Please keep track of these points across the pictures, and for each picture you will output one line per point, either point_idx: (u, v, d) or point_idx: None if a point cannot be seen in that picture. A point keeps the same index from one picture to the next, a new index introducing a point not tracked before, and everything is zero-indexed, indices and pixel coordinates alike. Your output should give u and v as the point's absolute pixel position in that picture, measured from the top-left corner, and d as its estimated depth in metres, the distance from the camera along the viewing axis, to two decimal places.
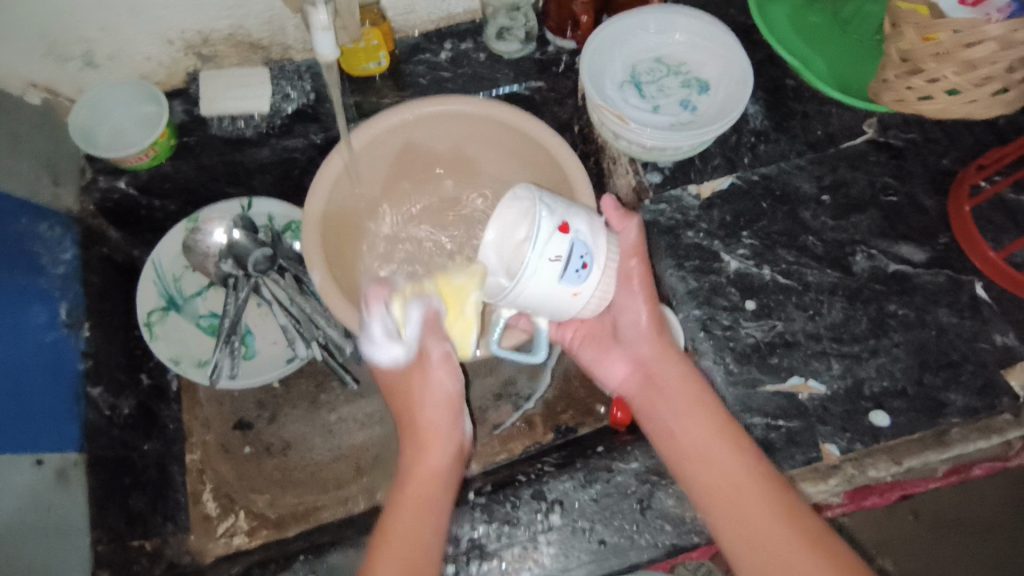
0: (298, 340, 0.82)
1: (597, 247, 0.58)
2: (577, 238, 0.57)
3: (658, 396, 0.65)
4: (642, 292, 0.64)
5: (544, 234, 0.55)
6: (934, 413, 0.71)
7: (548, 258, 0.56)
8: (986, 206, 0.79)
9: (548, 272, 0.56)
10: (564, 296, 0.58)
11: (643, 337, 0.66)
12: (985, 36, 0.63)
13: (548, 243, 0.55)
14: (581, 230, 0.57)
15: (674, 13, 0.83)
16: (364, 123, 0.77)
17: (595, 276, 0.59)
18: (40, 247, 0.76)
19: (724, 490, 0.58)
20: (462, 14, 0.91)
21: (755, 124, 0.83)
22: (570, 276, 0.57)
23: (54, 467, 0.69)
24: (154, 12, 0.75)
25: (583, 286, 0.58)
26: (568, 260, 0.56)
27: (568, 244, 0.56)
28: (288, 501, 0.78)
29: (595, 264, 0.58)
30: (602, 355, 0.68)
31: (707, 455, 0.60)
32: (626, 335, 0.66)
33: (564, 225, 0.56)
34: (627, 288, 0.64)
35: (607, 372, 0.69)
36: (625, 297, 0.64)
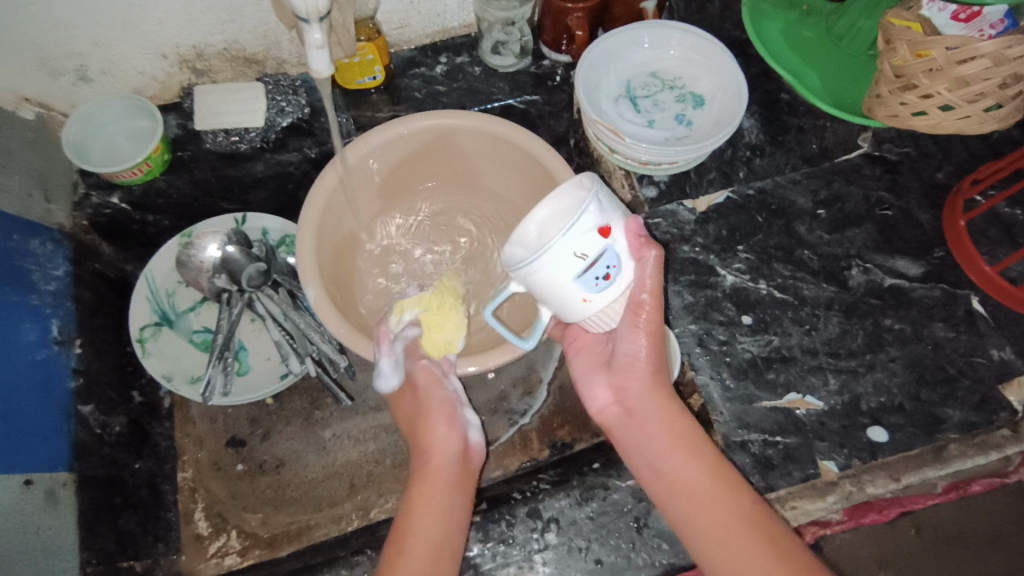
0: (292, 356, 0.81)
1: (627, 262, 0.56)
2: (612, 247, 0.54)
3: (636, 427, 0.63)
4: (646, 329, 0.59)
5: (583, 225, 0.53)
6: (932, 428, 0.70)
7: (575, 251, 0.53)
8: (981, 220, 0.79)
9: (568, 264, 0.54)
10: (574, 296, 0.56)
11: (636, 370, 0.62)
12: (977, 53, 0.64)
13: (581, 239, 0.53)
14: (618, 238, 0.55)
15: (669, 29, 0.83)
16: (360, 137, 0.77)
17: (612, 290, 0.56)
18: (31, 263, 0.75)
19: (699, 517, 0.57)
20: (457, 28, 0.91)
21: (750, 138, 0.84)
22: (589, 280, 0.55)
23: (43, 488, 0.67)
24: (148, 27, 0.75)
25: (595, 295, 0.56)
26: (592, 263, 0.54)
27: (602, 248, 0.54)
28: (281, 520, 0.77)
29: (617, 279, 0.56)
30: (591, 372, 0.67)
31: (682, 482, 0.59)
32: (617, 363, 0.63)
33: (606, 229, 0.54)
34: (632, 324, 0.59)
35: (592, 393, 0.67)
36: (627, 330, 0.60)
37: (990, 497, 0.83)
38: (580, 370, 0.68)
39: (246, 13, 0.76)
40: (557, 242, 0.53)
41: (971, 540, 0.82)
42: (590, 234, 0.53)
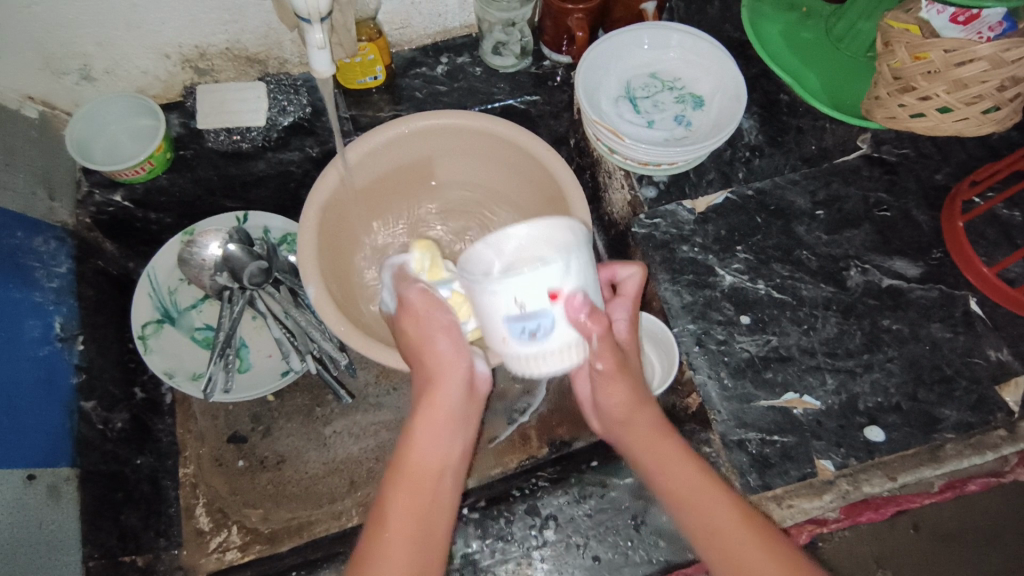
0: (293, 353, 0.82)
1: (560, 335, 0.53)
2: (549, 312, 0.52)
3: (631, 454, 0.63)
4: (620, 382, 0.61)
5: (532, 274, 0.51)
6: (929, 428, 0.71)
7: (515, 296, 0.51)
8: (978, 221, 0.79)
9: (502, 304, 0.52)
10: (497, 335, 0.54)
11: (616, 413, 0.63)
12: (974, 56, 0.65)
13: (526, 287, 0.51)
14: (562, 307, 0.52)
15: (668, 30, 0.84)
16: (361, 136, 0.77)
17: (534, 350, 0.54)
18: (35, 260, 0.75)
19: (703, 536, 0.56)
20: (458, 28, 0.91)
21: (749, 139, 0.84)
22: (514, 330, 0.53)
23: (46, 483, 0.67)
24: (151, 26, 0.76)
25: (516, 343, 0.54)
26: (526, 315, 0.52)
27: (541, 307, 0.52)
28: (281, 516, 0.78)
29: (542, 342, 0.53)
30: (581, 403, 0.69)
31: (680, 501, 0.58)
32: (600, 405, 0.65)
33: (553, 292, 0.52)
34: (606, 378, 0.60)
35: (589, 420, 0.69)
36: (602, 383, 0.61)
37: (990, 497, 0.83)
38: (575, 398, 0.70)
39: (249, 13, 0.77)
40: (497, 278, 0.51)
41: (970, 539, 0.83)
42: (537, 287, 0.51)
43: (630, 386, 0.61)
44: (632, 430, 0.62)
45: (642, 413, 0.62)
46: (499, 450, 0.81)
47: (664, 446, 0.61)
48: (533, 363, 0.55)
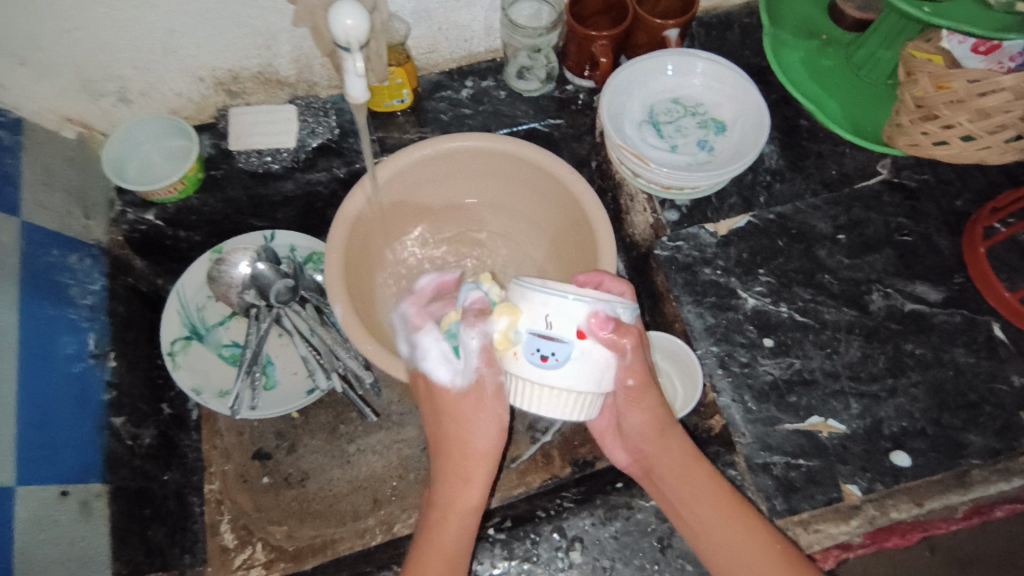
0: (319, 371, 0.82)
1: (565, 369, 0.54)
2: (571, 346, 0.54)
3: (660, 480, 0.64)
4: (641, 403, 0.61)
5: (573, 304, 0.53)
6: (954, 454, 0.71)
7: (548, 314, 0.54)
8: (1000, 247, 0.80)
9: (533, 314, 0.54)
10: (511, 347, 0.56)
11: (645, 439, 0.64)
12: (1000, 86, 0.65)
13: (560, 313, 0.53)
14: (585, 348, 0.54)
15: (691, 57, 0.85)
16: (389, 159, 0.79)
17: (535, 372, 0.55)
18: (70, 278, 0.76)
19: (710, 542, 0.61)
20: (483, 53, 0.93)
21: (770, 164, 0.85)
22: (528, 348, 0.55)
23: (78, 499, 0.69)
24: (187, 51, 0.78)
25: (522, 358, 0.55)
26: (548, 336, 0.54)
27: (566, 337, 0.54)
28: (305, 534, 0.78)
29: (551, 373, 0.55)
30: (604, 437, 0.69)
31: (693, 514, 0.62)
32: (627, 433, 0.65)
33: (582, 331, 0.54)
34: (625, 399, 0.61)
35: (612, 454, 0.69)
36: (622, 403, 0.62)
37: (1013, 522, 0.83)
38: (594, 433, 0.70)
39: (282, 38, 0.79)
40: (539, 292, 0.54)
41: (995, 566, 0.82)
42: (570, 318, 0.53)
43: (649, 411, 0.62)
44: (662, 455, 0.64)
45: (674, 442, 0.64)
46: (521, 470, 0.81)
47: (686, 465, 0.63)
48: (531, 388, 0.57)
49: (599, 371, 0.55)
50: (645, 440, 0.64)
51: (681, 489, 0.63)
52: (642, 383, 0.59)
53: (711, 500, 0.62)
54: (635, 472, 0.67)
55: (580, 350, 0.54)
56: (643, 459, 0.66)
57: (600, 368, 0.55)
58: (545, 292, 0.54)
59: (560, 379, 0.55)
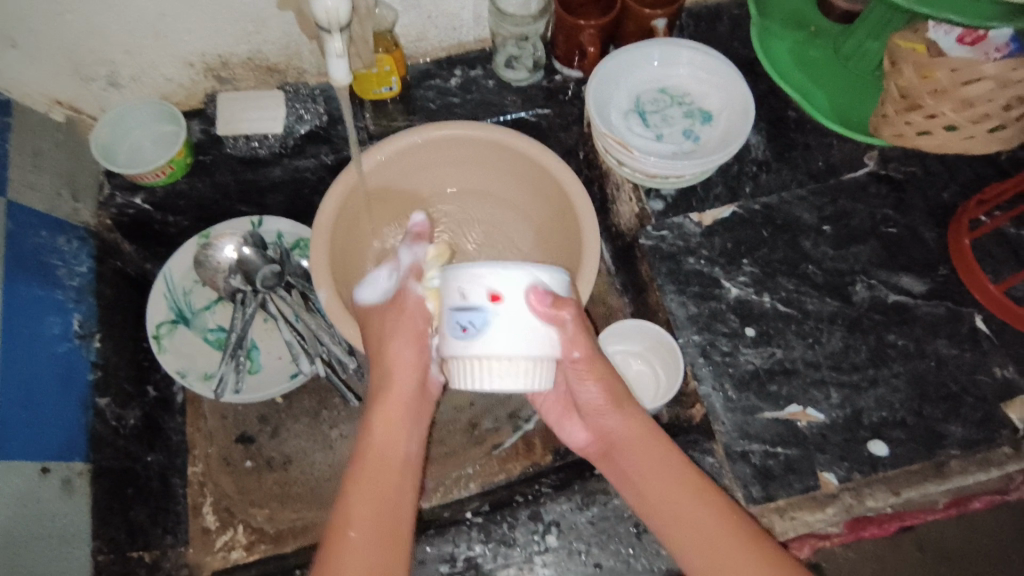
0: (303, 356, 0.83)
1: (488, 338, 0.53)
2: (486, 312, 0.53)
3: (621, 457, 0.64)
4: (593, 373, 0.62)
5: (497, 272, 0.53)
6: (933, 445, 0.71)
7: (461, 286, 0.54)
8: (986, 239, 0.80)
9: (451, 291, 0.55)
10: (442, 327, 0.56)
11: (601, 412, 0.65)
12: (982, 75, 0.65)
13: (488, 284, 0.53)
14: (518, 318, 0.53)
15: (678, 46, 0.85)
16: (374, 145, 0.79)
17: (463, 346, 0.54)
18: (57, 259, 0.77)
19: (691, 539, 0.57)
20: (473, 42, 0.93)
21: (756, 154, 0.85)
22: (454, 322, 0.54)
23: (60, 476, 0.69)
24: (176, 36, 0.78)
25: (450, 336, 0.55)
26: (466, 308, 0.54)
27: (481, 304, 0.53)
28: (286, 517, 0.79)
29: (485, 342, 0.54)
30: (564, 417, 0.69)
31: (646, 481, 0.61)
32: (584, 408, 0.66)
33: (502, 295, 0.53)
34: (575, 371, 0.62)
35: (570, 436, 0.69)
36: (574, 376, 0.63)
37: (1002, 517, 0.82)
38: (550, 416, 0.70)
39: (270, 24, 0.79)
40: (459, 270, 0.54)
41: (979, 561, 0.81)
42: (505, 289, 0.53)
43: (603, 380, 0.63)
44: (622, 427, 0.64)
45: (632, 415, 0.64)
46: (503, 457, 0.83)
47: (646, 444, 0.63)
48: (469, 362, 0.55)
49: (536, 340, 0.54)
50: (602, 414, 0.65)
51: (648, 473, 0.61)
52: (591, 355, 0.60)
53: (694, 508, 0.58)
54: (591, 452, 0.67)
55: (497, 315, 0.53)
56: (604, 434, 0.65)
57: (529, 336, 0.54)
58: (459, 267, 0.55)
59: (485, 348, 0.54)
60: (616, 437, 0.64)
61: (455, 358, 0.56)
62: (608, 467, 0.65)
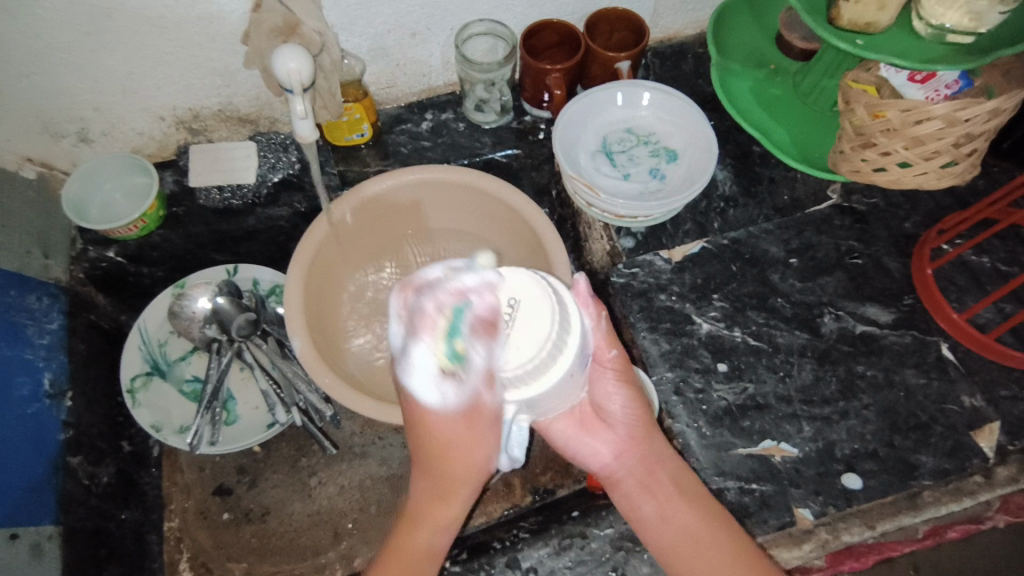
0: (279, 405, 0.83)
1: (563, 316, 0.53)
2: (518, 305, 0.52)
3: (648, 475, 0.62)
4: (619, 378, 0.62)
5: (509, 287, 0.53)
6: (905, 476, 0.71)
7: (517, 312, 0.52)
8: (949, 268, 0.82)
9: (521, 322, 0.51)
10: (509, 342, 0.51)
11: (628, 429, 0.63)
12: (930, 115, 0.67)
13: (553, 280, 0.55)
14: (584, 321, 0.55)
15: (641, 87, 0.87)
16: (347, 193, 0.80)
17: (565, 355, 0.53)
18: (27, 318, 0.77)
19: (683, 541, 0.59)
20: (442, 86, 0.95)
21: (723, 190, 0.87)
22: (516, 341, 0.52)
23: (28, 542, 0.68)
24: (146, 92, 0.79)
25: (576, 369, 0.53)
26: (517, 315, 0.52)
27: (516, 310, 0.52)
28: (264, 570, 0.78)
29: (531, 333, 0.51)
30: (585, 432, 0.63)
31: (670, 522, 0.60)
32: (604, 418, 0.63)
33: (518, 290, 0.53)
34: (601, 374, 0.62)
35: (594, 455, 0.63)
36: (597, 384, 0.62)
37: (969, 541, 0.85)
38: (566, 437, 0.63)
39: (240, 77, 0.80)
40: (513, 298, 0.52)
41: None
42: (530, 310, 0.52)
43: (627, 384, 0.62)
44: (642, 449, 0.63)
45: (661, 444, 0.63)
46: (482, 499, 0.81)
47: (676, 468, 0.63)
48: (568, 326, 0.52)
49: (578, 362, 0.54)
50: (624, 426, 0.63)
51: (654, 484, 0.62)
52: (624, 357, 0.63)
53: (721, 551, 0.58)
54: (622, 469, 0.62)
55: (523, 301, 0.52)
56: (631, 448, 0.63)
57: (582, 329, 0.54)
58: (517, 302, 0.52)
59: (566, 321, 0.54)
60: (644, 460, 0.62)
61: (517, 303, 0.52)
62: (632, 489, 0.62)
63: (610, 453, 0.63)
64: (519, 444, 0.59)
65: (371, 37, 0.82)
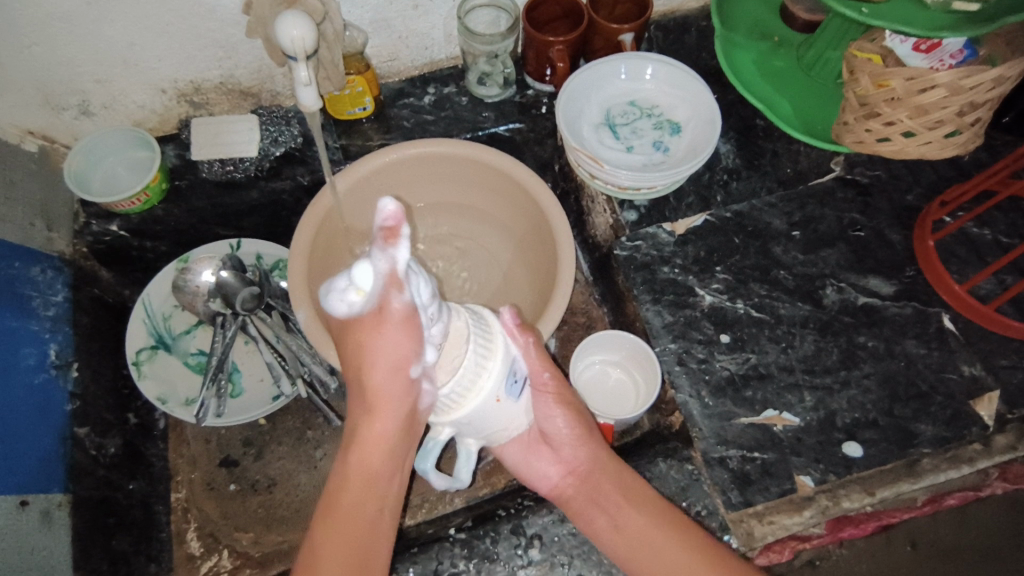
0: (284, 377, 0.84)
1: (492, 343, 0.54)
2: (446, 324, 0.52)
3: (595, 489, 0.63)
4: (558, 400, 0.63)
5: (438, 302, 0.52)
6: (905, 444, 0.72)
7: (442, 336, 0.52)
8: (950, 240, 0.82)
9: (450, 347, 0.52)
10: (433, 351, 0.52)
11: (574, 447, 0.64)
12: (934, 83, 0.67)
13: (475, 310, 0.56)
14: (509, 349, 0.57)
15: (644, 59, 0.87)
16: (348, 168, 0.80)
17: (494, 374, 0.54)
18: (32, 290, 0.77)
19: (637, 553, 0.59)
20: (445, 60, 0.95)
21: (726, 163, 0.87)
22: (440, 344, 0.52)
23: (39, 509, 0.68)
24: (147, 64, 0.79)
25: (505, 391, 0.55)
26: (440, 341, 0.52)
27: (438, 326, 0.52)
28: (271, 540, 0.80)
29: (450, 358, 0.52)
30: (532, 455, 0.65)
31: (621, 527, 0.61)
32: (551, 439, 0.64)
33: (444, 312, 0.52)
34: (542, 399, 0.62)
35: (539, 476, 0.65)
36: (539, 408, 0.63)
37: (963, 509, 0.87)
38: (516, 461, 0.65)
39: (241, 49, 0.80)
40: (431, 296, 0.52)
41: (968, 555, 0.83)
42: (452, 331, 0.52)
43: (565, 404, 0.63)
44: (588, 466, 0.64)
45: (602, 461, 0.64)
46: (487, 471, 0.83)
47: (623, 475, 0.63)
48: (491, 350, 0.53)
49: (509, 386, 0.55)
50: (570, 446, 0.64)
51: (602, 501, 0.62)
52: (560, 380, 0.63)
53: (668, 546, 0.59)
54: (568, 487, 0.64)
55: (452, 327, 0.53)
56: (575, 466, 0.64)
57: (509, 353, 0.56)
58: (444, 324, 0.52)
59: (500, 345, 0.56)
60: (591, 478, 0.64)
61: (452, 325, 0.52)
62: (583, 507, 0.63)
63: (557, 473, 0.65)
64: (468, 466, 0.59)
65: (373, 9, 0.81)
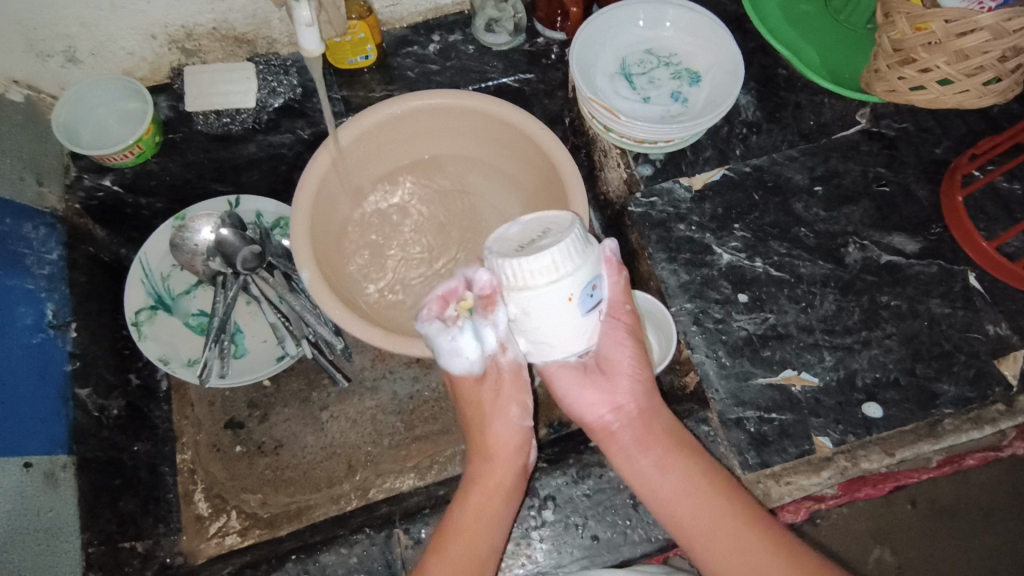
0: (288, 338, 0.81)
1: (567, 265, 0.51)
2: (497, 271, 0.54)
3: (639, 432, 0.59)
4: (630, 334, 0.58)
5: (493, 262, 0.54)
6: (927, 404, 0.71)
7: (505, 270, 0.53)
8: (979, 195, 0.79)
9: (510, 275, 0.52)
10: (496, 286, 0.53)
11: (631, 383, 0.59)
12: (977, 26, 0.63)
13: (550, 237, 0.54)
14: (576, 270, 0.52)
15: (664, 5, 0.82)
16: (351, 120, 0.76)
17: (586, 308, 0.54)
18: (25, 247, 0.74)
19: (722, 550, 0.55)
20: (450, 5, 0.90)
21: (746, 115, 0.83)
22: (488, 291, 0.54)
23: (42, 470, 0.67)
24: (135, 6, 0.74)
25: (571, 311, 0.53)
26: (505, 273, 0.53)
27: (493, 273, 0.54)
28: (280, 501, 0.79)
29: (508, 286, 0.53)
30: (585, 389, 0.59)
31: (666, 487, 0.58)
32: (614, 376, 0.59)
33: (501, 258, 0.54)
34: (614, 327, 0.58)
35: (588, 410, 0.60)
36: (607, 337, 0.58)
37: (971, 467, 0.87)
38: (567, 389, 0.60)
39: None
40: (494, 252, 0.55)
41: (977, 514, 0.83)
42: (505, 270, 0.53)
43: (637, 338, 0.59)
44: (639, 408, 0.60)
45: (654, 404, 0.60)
46: None
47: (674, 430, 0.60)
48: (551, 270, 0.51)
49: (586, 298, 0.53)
50: (629, 380, 0.59)
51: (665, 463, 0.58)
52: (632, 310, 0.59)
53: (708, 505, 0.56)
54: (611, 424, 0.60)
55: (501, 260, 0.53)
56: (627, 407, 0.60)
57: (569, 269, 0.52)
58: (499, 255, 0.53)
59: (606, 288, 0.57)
60: (641, 416, 0.60)
61: (558, 237, 0.52)
62: (623, 445, 0.60)
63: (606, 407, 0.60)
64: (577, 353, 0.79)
65: None
